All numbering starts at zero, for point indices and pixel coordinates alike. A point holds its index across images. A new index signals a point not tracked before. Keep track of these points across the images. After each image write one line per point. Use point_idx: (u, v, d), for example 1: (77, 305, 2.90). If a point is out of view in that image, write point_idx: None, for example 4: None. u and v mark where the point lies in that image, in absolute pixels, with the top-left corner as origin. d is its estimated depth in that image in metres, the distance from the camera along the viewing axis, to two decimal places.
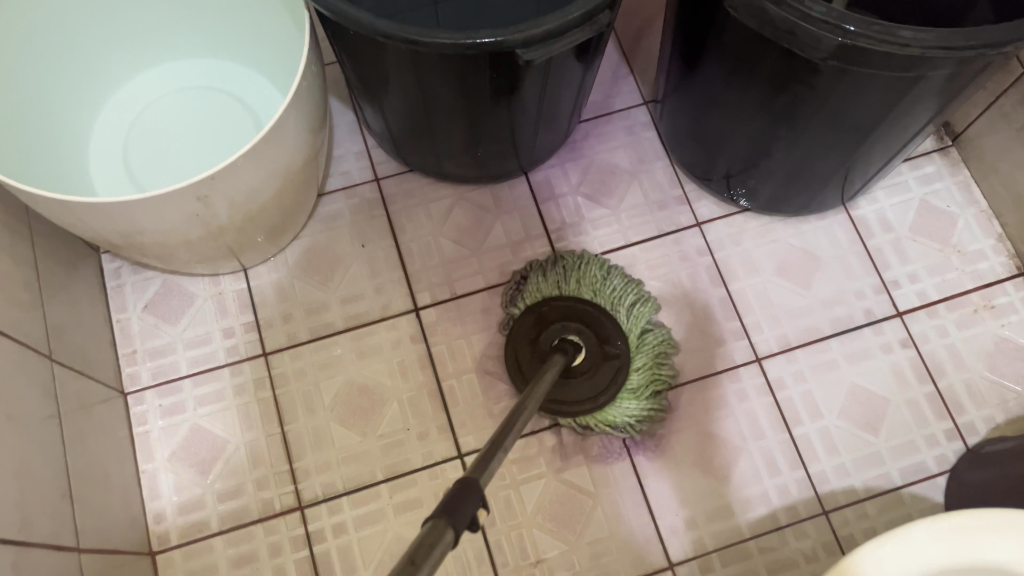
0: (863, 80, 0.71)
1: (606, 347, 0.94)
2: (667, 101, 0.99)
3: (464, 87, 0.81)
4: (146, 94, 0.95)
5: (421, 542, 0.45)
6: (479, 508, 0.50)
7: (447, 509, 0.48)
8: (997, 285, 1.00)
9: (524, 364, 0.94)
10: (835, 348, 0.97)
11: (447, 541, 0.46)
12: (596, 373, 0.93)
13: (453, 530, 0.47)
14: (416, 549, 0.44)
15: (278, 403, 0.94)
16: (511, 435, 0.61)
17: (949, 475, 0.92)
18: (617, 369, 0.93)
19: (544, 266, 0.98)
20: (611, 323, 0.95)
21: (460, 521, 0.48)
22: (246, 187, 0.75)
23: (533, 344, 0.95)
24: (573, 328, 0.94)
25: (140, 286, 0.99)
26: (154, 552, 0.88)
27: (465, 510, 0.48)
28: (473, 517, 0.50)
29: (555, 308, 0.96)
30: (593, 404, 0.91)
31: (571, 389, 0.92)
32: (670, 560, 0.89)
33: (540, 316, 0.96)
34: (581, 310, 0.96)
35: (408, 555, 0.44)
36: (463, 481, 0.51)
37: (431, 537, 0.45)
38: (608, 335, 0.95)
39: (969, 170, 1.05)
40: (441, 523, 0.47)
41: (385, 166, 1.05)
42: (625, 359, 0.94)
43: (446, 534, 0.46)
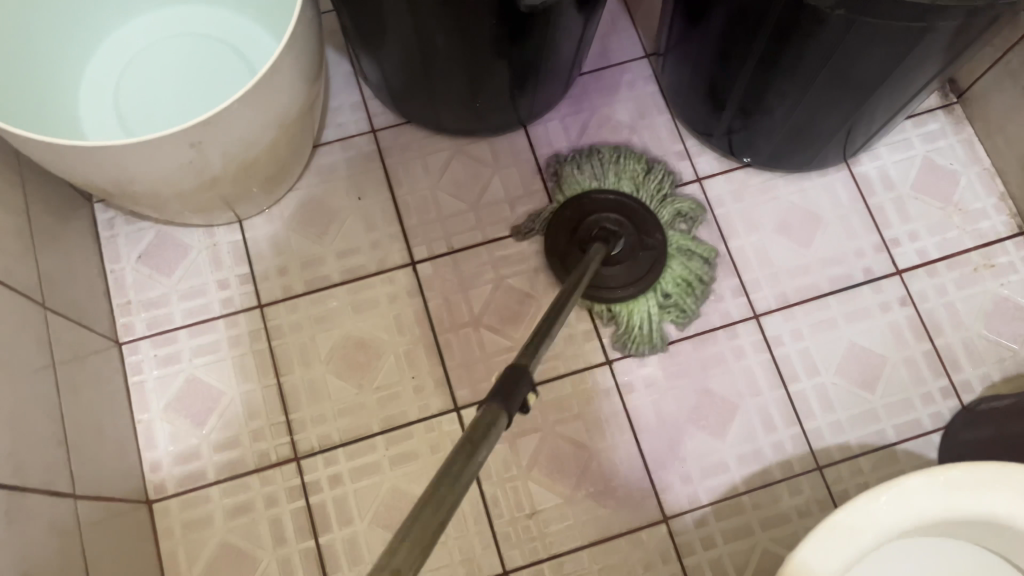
0: (871, 31, 0.69)
1: (644, 241, 0.97)
2: (669, 55, 0.98)
3: (463, 36, 0.79)
4: (138, 38, 0.93)
5: (480, 421, 0.50)
6: (527, 394, 0.55)
7: (503, 389, 0.53)
8: (997, 244, 0.99)
9: (561, 251, 0.97)
10: (834, 306, 0.97)
11: (501, 423, 0.51)
12: (634, 263, 0.96)
13: (507, 412, 0.53)
14: (474, 429, 0.49)
15: (274, 355, 0.94)
16: (556, 327, 0.66)
17: (944, 432, 0.92)
18: (653, 261, 0.96)
19: (580, 159, 1.01)
20: (653, 217, 0.98)
21: (513, 405, 0.53)
22: (241, 135, 0.74)
23: (572, 234, 0.98)
24: (613, 222, 0.98)
25: (133, 236, 0.98)
26: (151, 501, 0.88)
27: (517, 395, 0.54)
28: (524, 401, 0.55)
29: (597, 202, 0.99)
30: (627, 292, 0.95)
31: (610, 278, 0.95)
32: (664, 513, 0.89)
33: (582, 208, 0.99)
34: (623, 203, 0.99)
35: (467, 436, 0.48)
36: (514, 366, 0.56)
37: (488, 418, 0.50)
38: (647, 228, 0.98)
39: (973, 128, 1.03)
40: (495, 405, 0.52)
41: (382, 117, 1.04)
42: (663, 252, 0.97)
43: (502, 418, 0.51)
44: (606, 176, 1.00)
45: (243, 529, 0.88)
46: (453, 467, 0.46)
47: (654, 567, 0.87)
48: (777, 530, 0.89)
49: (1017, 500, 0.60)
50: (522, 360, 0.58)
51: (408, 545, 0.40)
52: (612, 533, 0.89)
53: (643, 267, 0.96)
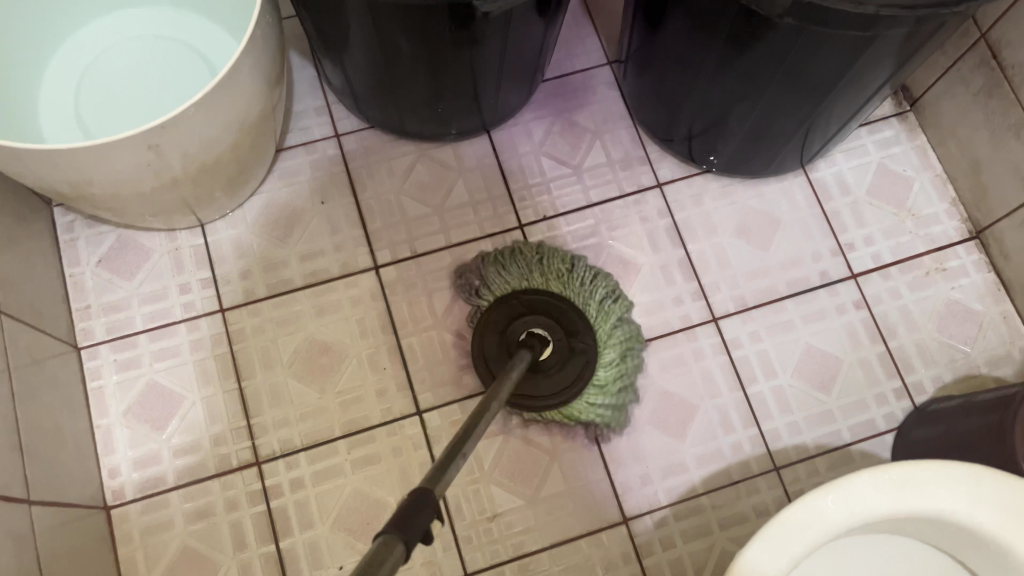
0: (820, 39, 0.71)
1: (574, 343, 0.92)
2: (630, 61, 0.99)
3: (424, 40, 0.80)
4: (97, 41, 0.92)
5: (370, 557, 0.43)
6: (431, 523, 0.48)
7: (399, 523, 0.46)
8: (949, 249, 1.02)
9: (491, 358, 0.92)
10: (791, 308, 0.99)
11: (397, 555, 0.44)
12: (566, 365, 0.91)
13: (404, 544, 0.45)
14: (364, 564, 0.42)
15: (236, 359, 0.94)
16: (467, 445, 0.59)
17: (897, 432, 0.94)
18: (584, 364, 0.92)
19: (503, 260, 0.97)
20: (579, 315, 0.94)
21: (412, 534, 0.46)
22: (199, 136, 0.74)
23: (501, 336, 0.93)
24: (541, 323, 0.92)
25: (94, 240, 0.97)
26: (108, 507, 0.88)
27: (416, 524, 0.47)
28: (426, 531, 0.48)
29: (524, 300, 0.94)
30: (559, 399, 0.90)
31: (541, 385, 0.90)
32: (624, 514, 0.90)
33: (509, 307, 0.94)
34: (549, 304, 0.94)
35: (355, 571, 0.41)
36: (415, 493, 0.49)
37: (381, 550, 0.44)
38: (576, 328, 0.93)
39: (926, 135, 1.06)
40: (393, 537, 0.45)
41: (345, 122, 1.04)
42: (593, 354, 0.93)
43: (397, 550, 0.44)
44: (532, 274, 0.96)
45: (203, 534, 0.87)
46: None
47: (615, 568, 0.88)
48: (735, 530, 0.90)
49: (964, 499, 0.61)
50: (424, 483, 0.51)
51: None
52: (573, 534, 0.89)
53: (574, 372, 0.91)
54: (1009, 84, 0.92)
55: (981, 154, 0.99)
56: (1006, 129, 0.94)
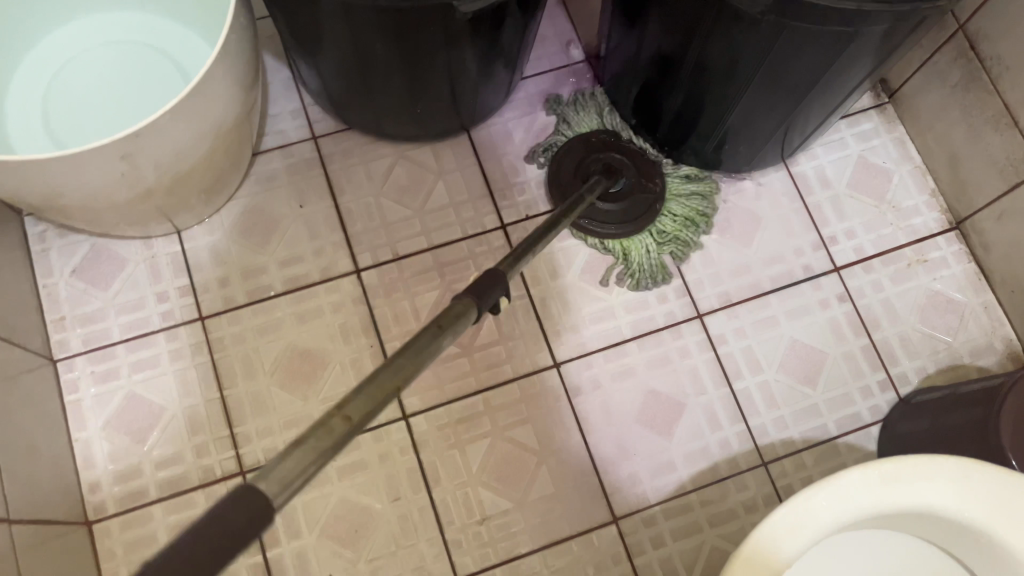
0: (801, 36, 0.71)
1: (645, 185, 1.01)
2: (609, 58, 0.98)
3: (400, 41, 0.79)
4: (65, 49, 0.90)
5: (451, 309, 0.56)
6: (498, 297, 0.61)
7: (476, 291, 0.59)
8: (929, 240, 1.02)
9: (563, 184, 1.01)
10: (775, 303, 0.99)
11: (470, 315, 0.57)
12: (631, 203, 1.00)
13: (475, 310, 0.58)
14: (444, 313, 0.55)
15: (216, 367, 0.92)
16: (536, 245, 0.70)
17: (882, 424, 0.95)
18: (648, 207, 1.00)
19: (579, 102, 1.05)
20: (656, 165, 1.02)
21: (483, 303, 0.59)
22: (173, 146, 0.72)
23: (577, 165, 1.01)
24: (617, 160, 1.01)
25: (66, 250, 0.95)
26: (90, 522, 0.86)
27: (489, 296, 0.60)
28: (494, 304, 0.61)
29: (606, 139, 1.03)
30: (623, 229, 0.99)
31: (606, 213, 0.99)
32: (614, 514, 0.90)
33: (587, 144, 1.02)
34: (626, 145, 1.03)
35: (437, 320, 0.54)
36: (491, 270, 0.61)
37: (458, 308, 0.56)
38: (650, 172, 1.02)
39: (905, 127, 1.06)
40: (468, 299, 0.58)
41: (322, 124, 1.03)
42: (662, 196, 1.01)
43: (470, 312, 0.57)
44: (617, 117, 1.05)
45: None
46: (421, 341, 0.52)
47: (606, 568, 0.88)
48: (725, 527, 0.90)
49: (951, 493, 0.61)
50: (499, 267, 0.63)
51: (291, 456, 0.41)
52: (563, 536, 0.89)
53: (641, 207, 1.00)
54: (986, 76, 0.92)
55: (960, 146, 0.99)
56: (984, 121, 0.95)
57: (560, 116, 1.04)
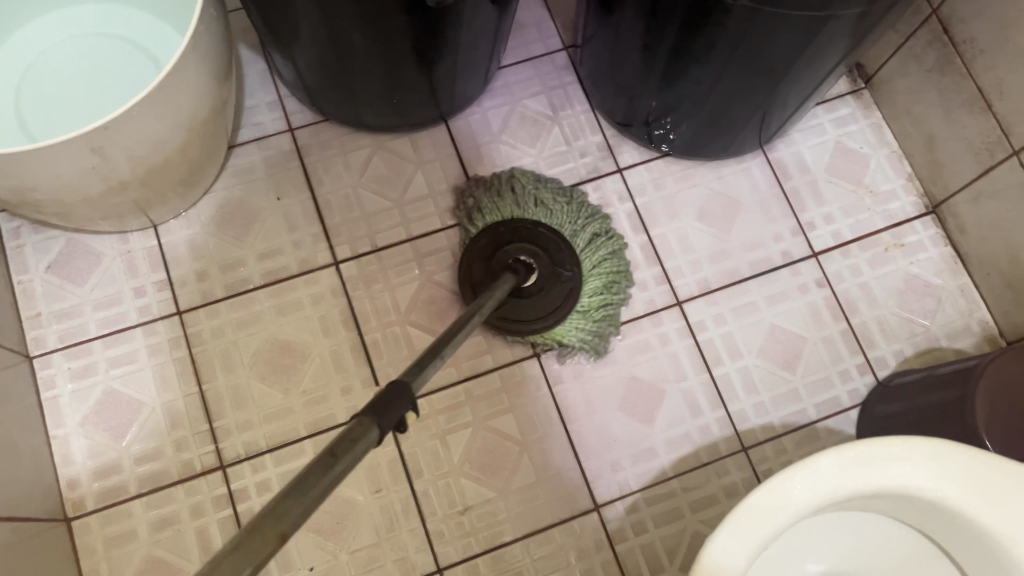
0: (774, 20, 0.71)
1: (559, 271, 0.94)
2: (586, 46, 0.98)
3: (375, 31, 0.78)
4: (36, 42, 0.89)
5: (344, 435, 0.46)
6: (407, 412, 0.52)
7: (374, 407, 0.50)
8: (907, 224, 1.03)
9: (476, 282, 0.94)
10: (754, 289, 0.99)
11: (371, 438, 0.47)
12: (547, 296, 0.92)
13: (379, 427, 0.49)
14: (336, 442, 0.45)
15: (195, 362, 0.92)
16: (450, 346, 0.64)
17: (861, 407, 0.95)
18: (568, 292, 0.93)
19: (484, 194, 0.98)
20: (565, 247, 0.95)
21: (387, 421, 0.50)
22: (145, 137, 0.72)
23: (487, 262, 0.94)
24: (527, 251, 0.94)
25: (41, 245, 0.94)
26: (69, 519, 0.85)
27: (391, 414, 0.50)
28: (399, 419, 0.52)
29: (512, 229, 0.95)
30: (546, 326, 0.92)
31: (522, 311, 0.92)
32: (596, 501, 0.90)
33: (496, 236, 0.95)
34: (535, 234, 0.95)
35: (327, 448, 0.45)
36: (397, 380, 0.53)
37: (353, 434, 0.47)
38: (563, 260, 0.94)
39: (882, 112, 1.07)
40: (367, 419, 0.49)
41: (299, 115, 1.02)
42: (578, 283, 0.94)
43: (371, 432, 0.48)
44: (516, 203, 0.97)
45: (168, 541, 0.85)
46: (306, 480, 0.42)
47: (588, 556, 0.88)
48: (706, 512, 0.91)
49: (926, 472, 0.61)
50: (400, 375, 0.55)
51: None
52: (546, 523, 0.89)
53: (559, 298, 0.93)
54: (961, 60, 0.93)
55: (937, 131, 0.99)
56: (960, 105, 0.95)
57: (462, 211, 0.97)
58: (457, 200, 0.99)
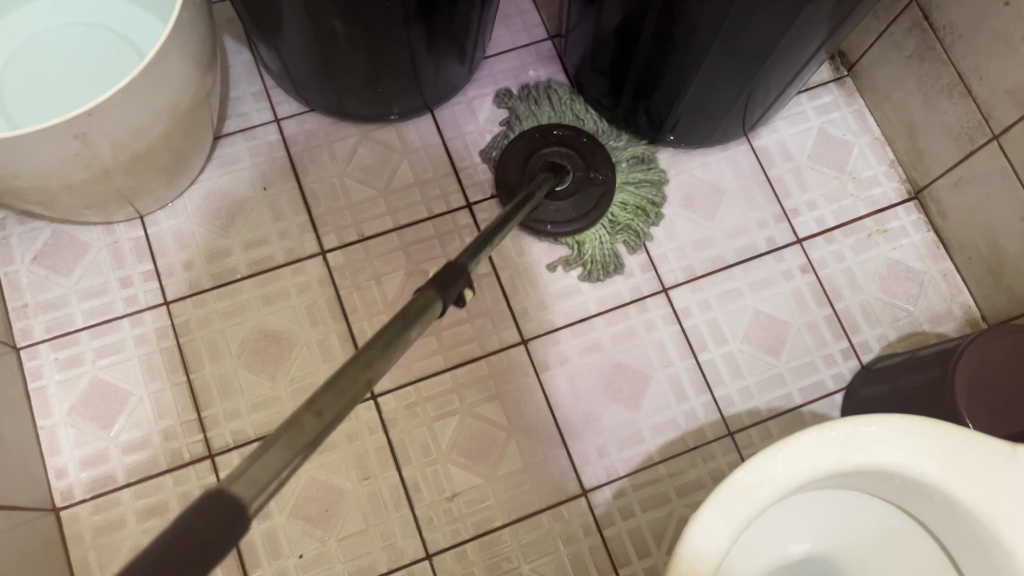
0: (753, 4, 0.72)
1: (592, 175, 1.00)
2: (570, 35, 0.98)
3: (358, 20, 0.78)
4: (17, 31, 0.89)
5: (413, 303, 0.53)
6: (463, 289, 0.57)
7: (438, 280, 0.55)
8: (889, 210, 1.04)
9: (511, 182, 0.99)
10: (739, 276, 1.00)
11: (434, 307, 0.54)
12: (580, 197, 0.99)
13: (441, 301, 0.55)
14: (408, 307, 0.52)
15: (183, 352, 0.92)
16: (496, 233, 0.68)
17: (845, 391, 0.96)
18: (599, 198, 1.00)
19: (525, 100, 1.04)
20: (603, 157, 1.01)
21: (448, 295, 0.56)
22: (128, 124, 0.72)
23: (523, 163, 1.00)
24: (564, 155, 1.00)
25: (27, 236, 0.94)
26: (58, 508, 0.85)
27: (454, 288, 0.56)
28: (460, 295, 0.57)
29: (550, 135, 1.02)
30: (574, 225, 0.98)
31: (555, 210, 0.98)
32: (583, 487, 0.91)
33: (532, 140, 1.01)
34: (574, 140, 1.02)
35: (400, 313, 0.52)
36: (452, 264, 0.58)
37: (421, 303, 0.53)
38: (597, 166, 1.01)
39: (864, 100, 1.08)
40: (430, 291, 0.55)
41: (285, 105, 1.02)
42: (611, 188, 1.01)
43: (435, 303, 0.54)
44: (561, 113, 1.05)
45: (156, 531, 0.86)
46: (384, 335, 0.49)
47: (576, 541, 0.89)
48: (692, 497, 0.91)
49: (907, 450, 0.61)
50: (459, 259, 0.60)
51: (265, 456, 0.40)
52: (533, 509, 0.90)
53: (590, 202, 0.99)
54: (940, 46, 0.94)
55: (917, 116, 1.00)
56: (940, 90, 0.96)
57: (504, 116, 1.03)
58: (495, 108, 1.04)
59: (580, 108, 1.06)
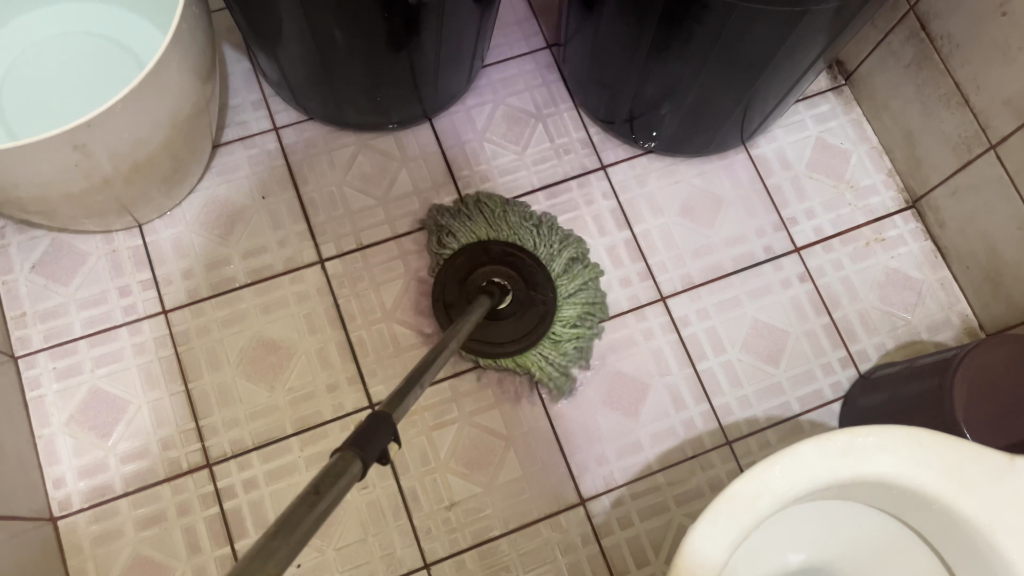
0: (752, 15, 0.72)
1: (534, 296, 0.93)
2: (568, 43, 0.99)
3: (358, 29, 0.79)
4: (18, 40, 0.89)
5: (326, 469, 0.43)
6: (388, 444, 0.49)
7: (356, 438, 0.47)
8: (887, 219, 1.04)
9: (449, 300, 0.93)
10: (737, 284, 1.00)
11: (354, 472, 0.44)
12: (520, 319, 0.92)
13: (361, 460, 0.46)
14: (321, 477, 0.43)
15: (181, 360, 0.92)
16: (430, 374, 0.60)
17: (843, 400, 0.96)
18: (541, 318, 0.92)
19: (461, 212, 0.98)
20: (543, 275, 0.94)
21: (370, 452, 0.47)
22: (127, 134, 0.72)
23: (461, 286, 0.93)
24: (503, 275, 0.93)
25: (25, 245, 0.94)
26: (56, 518, 0.85)
27: (375, 445, 0.47)
28: (382, 452, 0.49)
29: (489, 255, 0.95)
30: (512, 350, 0.91)
31: (494, 332, 0.91)
32: (582, 496, 0.91)
33: (472, 258, 0.94)
34: (512, 258, 0.94)
35: (311, 485, 0.42)
36: (376, 412, 0.50)
37: (336, 467, 0.44)
38: (539, 285, 0.94)
39: (862, 109, 1.08)
40: (350, 453, 0.46)
41: (284, 114, 1.02)
42: (552, 306, 0.93)
43: (354, 466, 0.45)
44: (500, 224, 0.97)
45: (155, 540, 0.86)
46: (297, 510, 0.40)
47: (574, 550, 0.89)
48: (691, 506, 0.91)
49: (905, 460, 0.61)
50: (383, 406, 0.52)
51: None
52: (532, 518, 0.90)
53: (532, 321, 0.92)
54: (938, 55, 0.94)
55: (914, 125, 1.01)
56: (937, 99, 0.96)
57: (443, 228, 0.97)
58: (429, 221, 0.98)
59: (516, 212, 0.98)
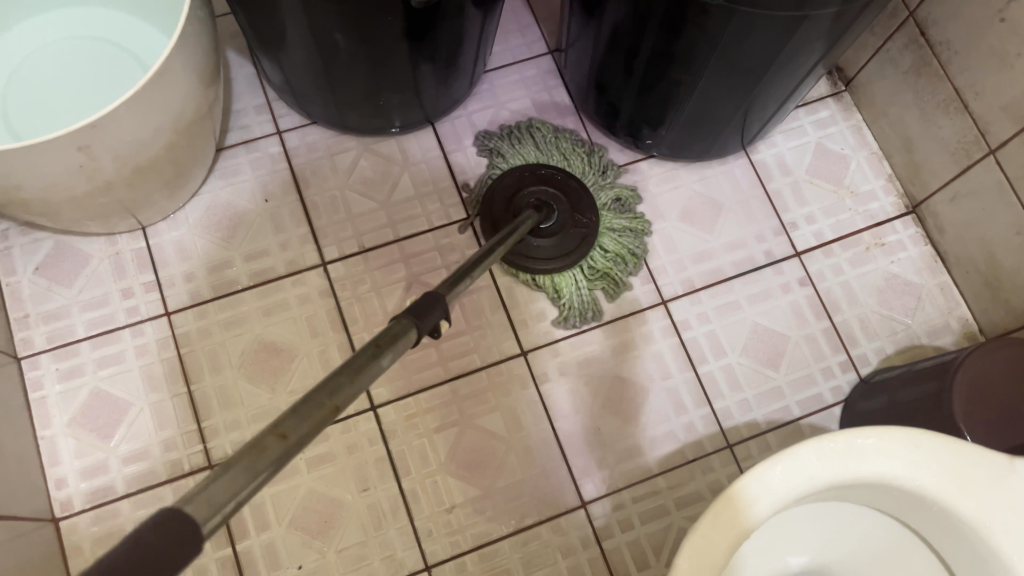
0: (751, 21, 0.72)
1: (578, 218, 0.98)
2: (570, 49, 0.99)
3: (360, 33, 0.79)
4: (25, 44, 0.90)
5: (388, 332, 0.53)
6: (439, 320, 0.58)
7: (413, 311, 0.56)
8: (887, 224, 1.04)
9: (495, 216, 0.97)
10: (737, 288, 1.00)
11: (410, 335, 0.54)
12: (562, 238, 0.97)
13: (416, 329, 0.55)
14: (383, 335, 0.52)
15: (183, 362, 0.92)
16: (479, 266, 0.69)
17: (844, 404, 0.96)
18: (581, 240, 0.97)
19: (519, 135, 1.03)
20: (588, 199, 0.99)
21: (423, 325, 0.56)
22: (131, 136, 0.72)
23: (508, 201, 0.98)
24: (548, 195, 0.98)
25: (29, 247, 0.95)
26: (57, 519, 0.85)
27: (428, 318, 0.57)
28: (434, 327, 0.58)
29: (539, 174, 0.99)
30: (552, 266, 0.96)
31: (536, 248, 0.96)
32: (582, 499, 0.91)
33: (521, 176, 0.99)
34: (560, 180, 0.99)
35: (375, 340, 0.51)
36: (429, 293, 0.59)
37: (397, 330, 0.53)
38: (583, 207, 0.98)
39: (862, 115, 1.09)
40: (406, 320, 0.55)
41: (287, 118, 1.03)
42: (593, 232, 0.98)
43: (410, 331, 0.54)
44: (553, 150, 1.03)
45: None
46: (357, 361, 0.48)
47: (575, 553, 0.89)
48: (691, 509, 0.91)
49: (905, 462, 0.61)
50: (437, 289, 0.61)
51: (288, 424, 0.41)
52: (532, 521, 0.90)
53: (571, 243, 0.97)
54: (937, 61, 0.94)
55: (913, 131, 1.01)
56: (936, 105, 0.97)
57: (494, 151, 1.02)
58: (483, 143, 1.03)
59: (563, 142, 1.04)
